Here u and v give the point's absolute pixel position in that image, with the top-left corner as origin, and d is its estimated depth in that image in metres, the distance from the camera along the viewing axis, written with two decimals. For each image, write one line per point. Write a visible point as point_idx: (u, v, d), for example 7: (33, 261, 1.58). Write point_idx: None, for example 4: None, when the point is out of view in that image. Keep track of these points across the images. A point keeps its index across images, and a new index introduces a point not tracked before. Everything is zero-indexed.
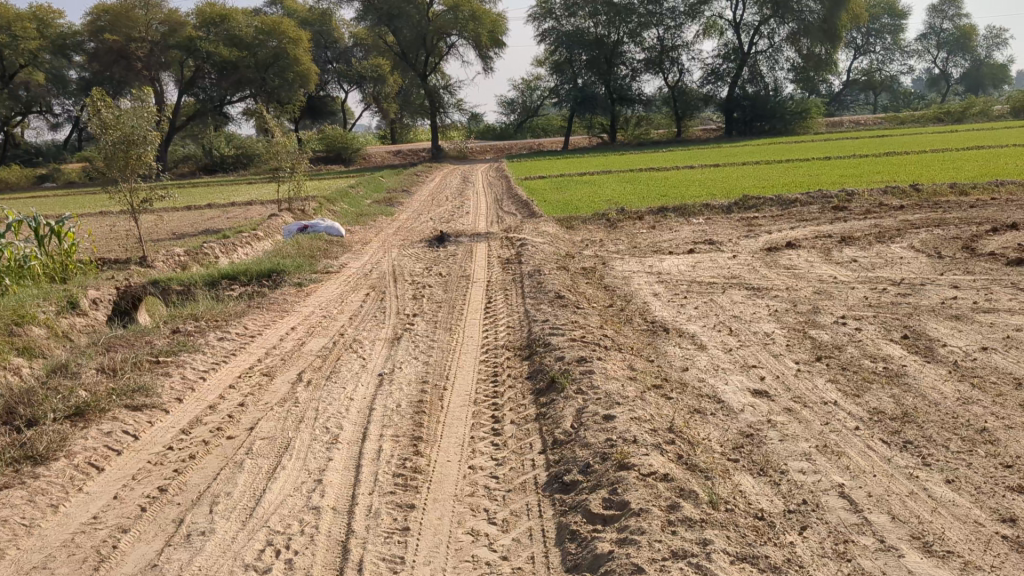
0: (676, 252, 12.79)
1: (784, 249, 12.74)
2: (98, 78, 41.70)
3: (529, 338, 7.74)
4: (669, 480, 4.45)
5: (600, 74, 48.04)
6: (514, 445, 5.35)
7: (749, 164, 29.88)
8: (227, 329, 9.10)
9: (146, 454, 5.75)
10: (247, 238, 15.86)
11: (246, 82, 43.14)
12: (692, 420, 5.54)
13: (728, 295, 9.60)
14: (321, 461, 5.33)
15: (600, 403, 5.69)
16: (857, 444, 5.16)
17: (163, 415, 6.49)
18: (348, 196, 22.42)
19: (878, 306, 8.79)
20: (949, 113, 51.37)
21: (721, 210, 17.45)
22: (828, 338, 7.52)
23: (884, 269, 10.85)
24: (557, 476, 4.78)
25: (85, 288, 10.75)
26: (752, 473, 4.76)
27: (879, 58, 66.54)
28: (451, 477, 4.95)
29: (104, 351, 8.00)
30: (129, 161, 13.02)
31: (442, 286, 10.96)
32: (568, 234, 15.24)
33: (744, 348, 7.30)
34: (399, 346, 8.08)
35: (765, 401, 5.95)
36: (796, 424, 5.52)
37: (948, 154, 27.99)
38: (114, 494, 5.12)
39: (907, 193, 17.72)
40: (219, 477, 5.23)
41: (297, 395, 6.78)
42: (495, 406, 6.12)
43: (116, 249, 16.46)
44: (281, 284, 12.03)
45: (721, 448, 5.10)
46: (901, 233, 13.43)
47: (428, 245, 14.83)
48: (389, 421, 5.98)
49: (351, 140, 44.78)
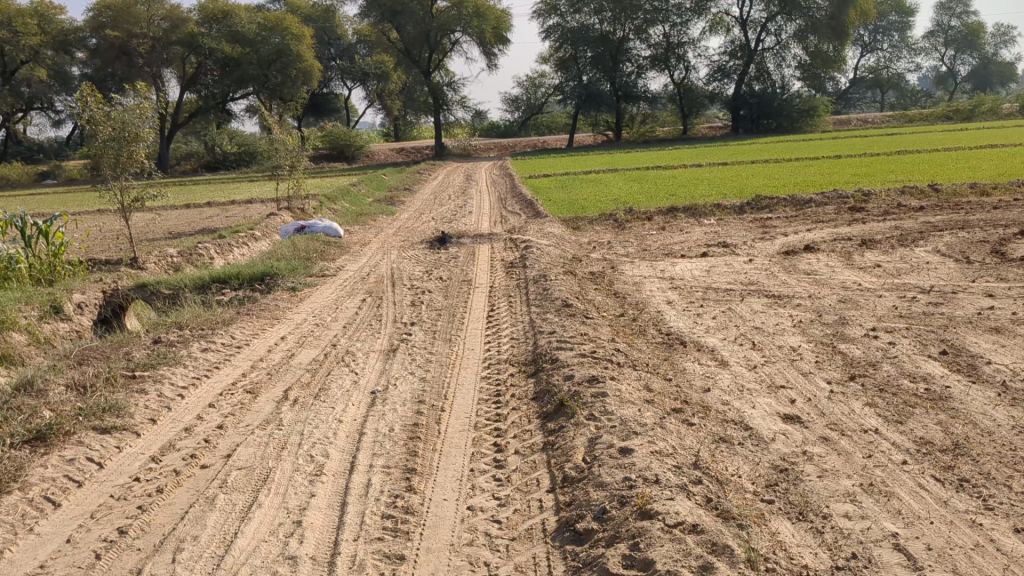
0: (689, 256, 12.20)
1: (801, 253, 12.10)
2: (100, 74, 41.11)
3: (535, 353, 7.13)
4: (700, 532, 3.85)
5: (605, 71, 47.71)
6: (520, 482, 4.76)
7: (758, 161, 29.29)
8: (212, 339, 8.50)
9: (109, 486, 5.16)
10: (242, 239, 15.23)
11: (249, 79, 42.50)
12: (719, 453, 4.93)
13: (746, 304, 9.00)
14: (301, 498, 4.76)
15: (616, 433, 5.09)
16: (907, 483, 4.55)
17: (134, 439, 5.91)
18: (350, 195, 21.84)
19: (910, 317, 8.17)
20: (958, 111, 50.55)
21: (732, 210, 16.85)
22: (860, 354, 6.92)
23: (910, 275, 10.23)
24: (568, 523, 4.19)
25: (70, 291, 10.20)
26: (791, 519, 4.16)
27: (886, 55, 65.70)
28: (447, 521, 4.36)
29: (76, 365, 7.38)
30: (121, 160, 12.41)
31: (442, 291, 10.37)
32: (575, 235, 14.66)
33: (770, 366, 6.69)
34: (395, 359, 7.49)
35: (798, 429, 5.35)
36: (835, 456, 4.93)
37: (962, 152, 27.37)
38: (67, 537, 4.53)
39: (926, 194, 17.06)
40: (186, 517, 4.65)
41: (281, 416, 6.19)
42: (497, 433, 5.53)
43: (112, 249, 15.90)
44: (274, 288, 11.43)
45: (754, 486, 4.51)
46: (924, 235, 12.80)
47: (429, 246, 14.25)
48: (379, 450, 5.39)
49: (354, 137, 44.19)
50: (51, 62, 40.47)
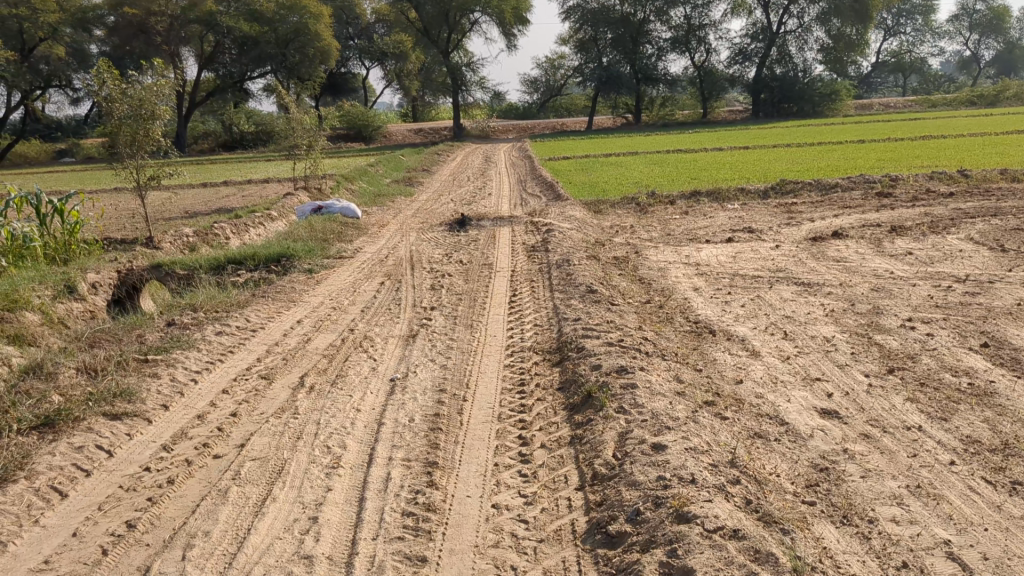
0: (713, 241, 11.93)
1: (829, 239, 11.80)
2: (119, 51, 40.97)
3: (559, 340, 6.90)
4: (742, 538, 3.62)
5: (625, 53, 47.04)
6: (547, 478, 4.54)
7: (780, 146, 28.83)
8: (226, 322, 8.31)
9: (118, 477, 4.97)
10: (259, 219, 15.06)
11: (267, 58, 42.30)
12: (756, 450, 4.68)
13: (776, 292, 8.72)
14: (317, 493, 4.56)
15: (647, 427, 4.87)
16: (957, 485, 4.30)
17: (144, 427, 5.72)
18: (367, 175, 21.65)
19: (946, 306, 7.88)
20: (982, 97, 49.91)
21: (756, 195, 16.54)
22: (897, 345, 6.65)
23: (944, 263, 9.93)
24: (598, 525, 3.97)
25: (85, 270, 10.01)
26: (835, 523, 3.92)
27: (909, 39, 64.59)
28: (471, 520, 4.14)
29: (86, 347, 7.20)
30: (136, 138, 12.25)
31: (463, 275, 10.14)
32: (596, 219, 14.41)
33: (804, 357, 6.43)
34: (414, 345, 7.27)
35: (837, 425, 5.10)
36: (878, 455, 4.67)
37: (988, 138, 26.84)
38: (74, 530, 4.34)
39: (955, 179, 16.71)
40: (198, 511, 4.46)
41: (297, 404, 5.99)
42: (522, 424, 5.30)
43: (128, 228, 15.74)
44: (290, 269, 11.21)
45: (794, 487, 4.26)
46: (955, 222, 12.46)
47: (449, 228, 14.03)
48: (399, 441, 5.18)
49: (372, 117, 43.72)
50: (70, 40, 39.93)
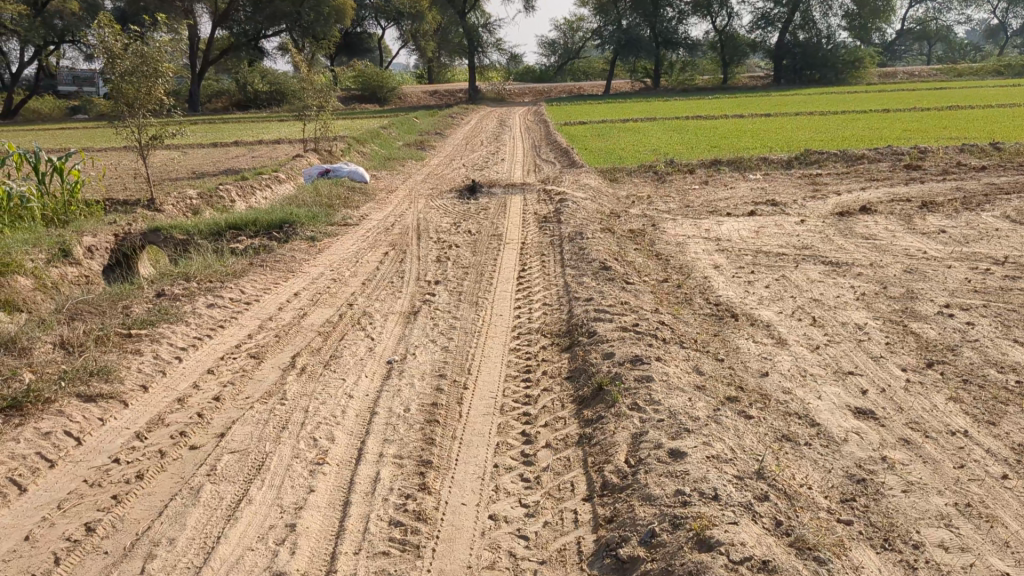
0: (734, 214, 11.37)
1: (857, 213, 11.23)
2: (133, 8, 40.22)
3: (569, 323, 6.42)
4: (771, 571, 3.19)
5: (645, 16, 45.94)
6: (552, 485, 4.11)
7: (805, 114, 27.97)
8: (220, 294, 7.85)
9: (85, 470, 4.54)
10: (266, 181, 14.59)
11: (282, 16, 41.53)
12: (785, 457, 4.21)
13: (802, 271, 8.20)
14: (298, 495, 4.12)
15: (664, 428, 4.41)
16: (1013, 505, 3.82)
17: (119, 411, 5.28)
18: (379, 137, 21.15)
19: (986, 292, 7.34)
20: (1009, 67, 48.59)
21: (779, 164, 15.93)
22: (935, 335, 6.15)
23: (979, 243, 9.36)
24: (607, 546, 3.53)
25: (80, 232, 9.54)
26: (876, 547, 3.46)
27: (936, 7, 62.67)
28: (465, 534, 3.72)
29: (67, 320, 6.75)
30: (139, 94, 11.62)
31: (471, 247, 9.64)
32: (611, 188, 13.86)
33: (834, 347, 5.93)
34: (416, 324, 6.79)
35: (874, 428, 4.62)
36: (921, 465, 4.20)
37: (1018, 109, 26.09)
38: (27, 533, 3.92)
39: (988, 153, 16.03)
40: (166, 513, 4.03)
41: (286, 388, 5.55)
42: (526, 419, 4.85)
43: (131, 189, 15.29)
44: (292, 237, 10.72)
45: (828, 502, 3.79)
46: (989, 199, 11.85)
47: (458, 195, 13.50)
48: (392, 435, 4.73)
49: (387, 78, 42.98)
50: None
